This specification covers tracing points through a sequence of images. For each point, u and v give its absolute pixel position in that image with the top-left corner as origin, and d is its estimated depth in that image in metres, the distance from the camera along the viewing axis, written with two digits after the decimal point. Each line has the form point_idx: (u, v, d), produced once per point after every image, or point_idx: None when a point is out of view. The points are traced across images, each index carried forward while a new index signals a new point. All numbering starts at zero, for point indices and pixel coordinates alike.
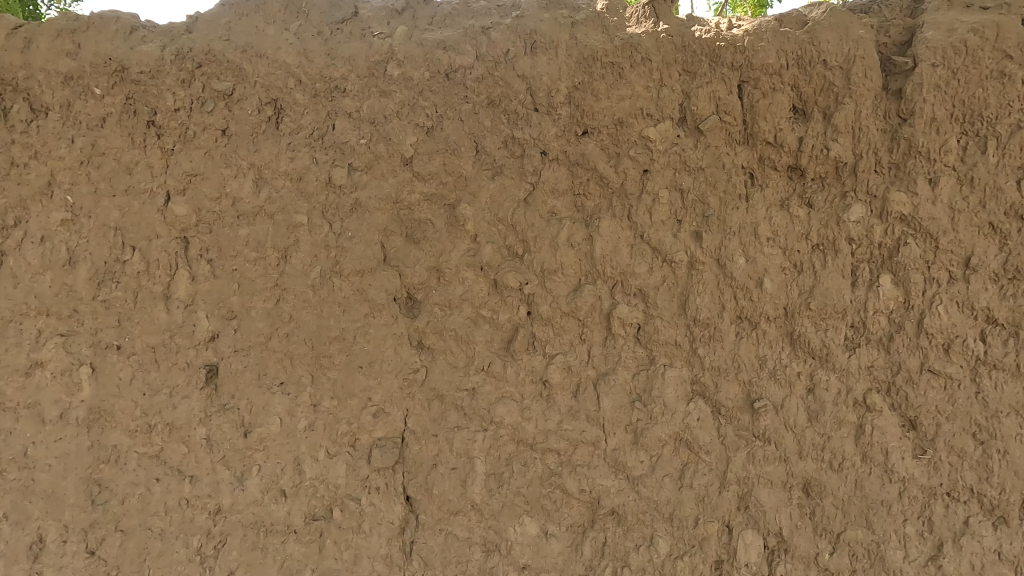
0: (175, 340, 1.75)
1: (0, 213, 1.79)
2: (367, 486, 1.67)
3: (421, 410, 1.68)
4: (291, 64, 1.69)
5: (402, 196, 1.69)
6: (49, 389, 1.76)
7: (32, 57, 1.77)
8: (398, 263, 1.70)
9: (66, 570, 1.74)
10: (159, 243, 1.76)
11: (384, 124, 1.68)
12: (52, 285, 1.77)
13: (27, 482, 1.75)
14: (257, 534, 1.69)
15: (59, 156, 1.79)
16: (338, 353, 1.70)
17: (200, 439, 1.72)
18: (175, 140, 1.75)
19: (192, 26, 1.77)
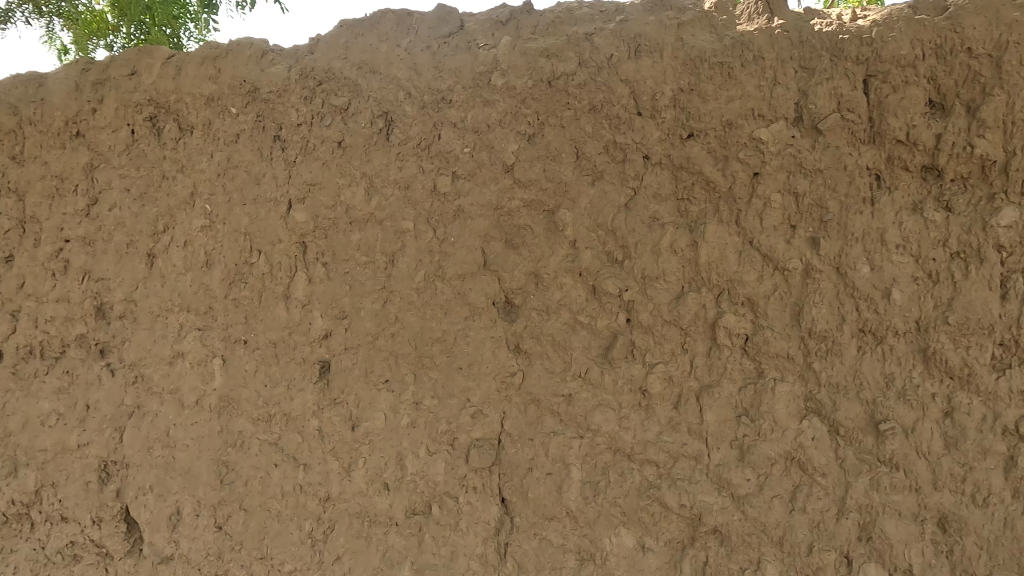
0: (293, 337, 1.89)
1: (154, 221, 2.07)
2: (464, 485, 1.72)
3: (518, 414, 1.70)
4: (403, 79, 1.80)
5: (503, 202, 1.72)
6: (188, 376, 1.99)
7: (181, 83, 2.03)
8: (498, 268, 1.73)
9: (199, 541, 1.94)
10: (282, 247, 1.91)
11: (487, 132, 1.72)
12: (192, 285, 2.00)
13: (168, 459, 2.00)
14: (362, 523, 1.78)
15: (201, 170, 2.00)
16: (440, 354, 1.76)
17: (313, 429, 1.85)
18: (297, 153, 1.90)
19: (313, 47, 1.93)
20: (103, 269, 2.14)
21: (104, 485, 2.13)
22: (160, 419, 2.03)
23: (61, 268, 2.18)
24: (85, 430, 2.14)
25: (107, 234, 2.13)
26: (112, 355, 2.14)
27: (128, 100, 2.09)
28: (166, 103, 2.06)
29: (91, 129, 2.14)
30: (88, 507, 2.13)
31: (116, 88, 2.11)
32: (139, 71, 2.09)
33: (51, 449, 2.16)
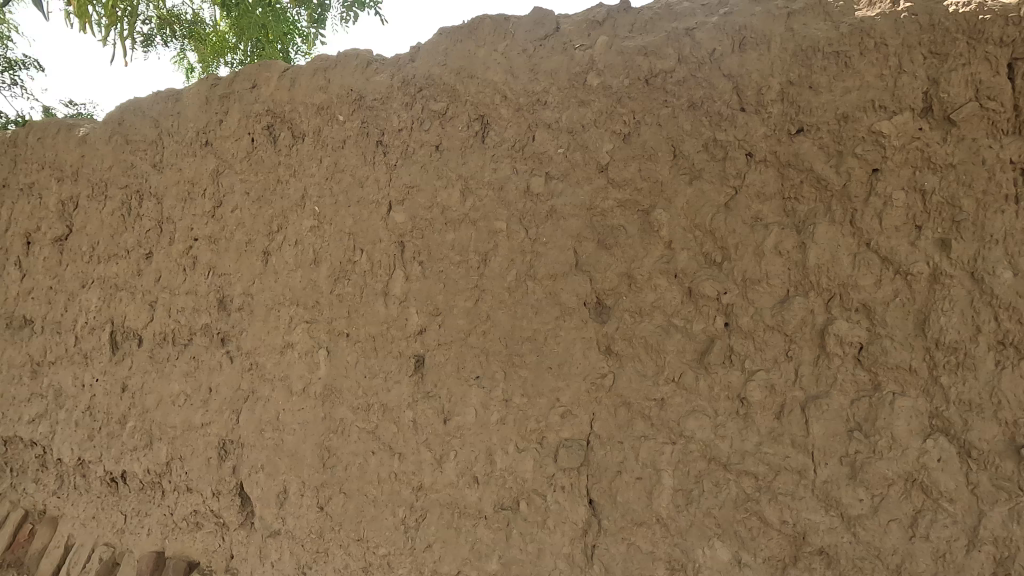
0: (391, 332, 1.98)
1: (270, 222, 2.25)
2: (552, 483, 1.73)
3: (607, 416, 1.68)
4: (499, 81, 1.83)
5: (596, 202, 1.71)
6: (297, 365, 2.15)
7: (296, 94, 2.19)
8: (590, 268, 1.72)
9: (303, 518, 2.10)
10: (382, 246, 2.01)
11: (582, 133, 1.73)
12: (301, 280, 2.16)
13: (278, 441, 2.18)
14: (452, 514, 1.84)
15: (311, 174, 2.16)
16: (530, 353, 1.78)
17: (408, 420, 1.93)
18: (398, 156, 1.99)
19: (414, 55, 2.02)
20: (226, 265, 2.36)
21: (222, 460, 2.35)
22: (270, 403, 2.22)
23: (190, 264, 2.46)
24: (207, 410, 2.38)
25: (229, 233, 2.35)
26: (231, 343, 2.36)
27: (249, 112, 2.30)
28: (281, 112, 2.23)
29: (217, 138, 2.38)
30: (208, 480, 2.37)
31: (239, 101, 2.32)
32: (259, 84, 2.29)
33: (181, 425, 2.44)
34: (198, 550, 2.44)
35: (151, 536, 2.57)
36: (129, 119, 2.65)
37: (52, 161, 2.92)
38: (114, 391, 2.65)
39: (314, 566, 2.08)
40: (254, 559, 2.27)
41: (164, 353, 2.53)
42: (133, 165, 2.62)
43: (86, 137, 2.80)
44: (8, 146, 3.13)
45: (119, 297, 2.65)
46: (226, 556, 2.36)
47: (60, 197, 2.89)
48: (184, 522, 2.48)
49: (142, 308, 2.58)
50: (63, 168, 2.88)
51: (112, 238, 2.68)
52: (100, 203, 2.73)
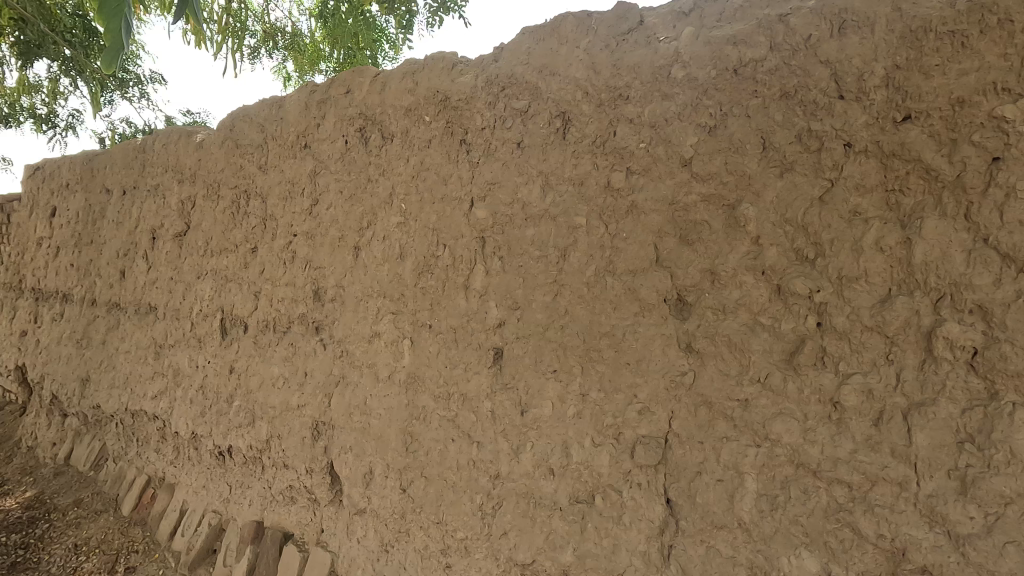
0: (471, 324, 2.05)
1: (361, 218, 2.39)
2: (629, 480, 1.72)
3: (687, 415, 1.65)
4: (580, 78, 1.84)
5: (679, 197, 1.68)
6: (384, 354, 2.27)
7: (387, 97, 2.31)
8: (671, 264, 1.69)
9: (388, 498, 2.24)
10: (464, 241, 2.08)
11: (666, 126, 1.70)
12: (389, 274, 2.28)
13: (365, 425, 2.32)
14: (528, 504, 1.88)
15: (398, 173, 2.27)
16: (607, 348, 1.78)
17: (486, 410, 1.99)
18: (480, 154, 2.05)
19: (497, 55, 2.07)
20: (321, 259, 2.53)
21: (315, 440, 2.53)
22: (359, 389, 2.36)
23: (289, 258, 2.66)
24: (303, 393, 2.57)
25: (324, 229, 2.53)
26: (324, 332, 2.53)
27: (343, 115, 2.45)
28: (372, 115, 2.36)
29: (314, 141, 2.56)
30: (303, 458, 2.56)
31: (334, 105, 2.48)
32: (352, 89, 2.43)
33: (280, 406, 2.65)
34: (292, 522, 2.64)
35: (252, 507, 2.82)
36: (239, 126, 2.91)
37: (175, 165, 3.26)
38: (223, 372, 2.93)
39: (397, 545, 2.21)
40: (342, 534, 2.43)
41: (266, 339, 2.76)
42: (241, 168, 2.88)
43: (202, 143, 3.10)
44: (139, 152, 3.53)
45: (229, 288, 2.93)
46: (316, 529, 2.54)
47: (181, 197, 3.22)
48: (281, 496, 2.69)
49: (248, 298, 2.83)
50: (183, 171, 3.21)
51: (223, 234, 2.96)
52: (214, 202, 3.02)
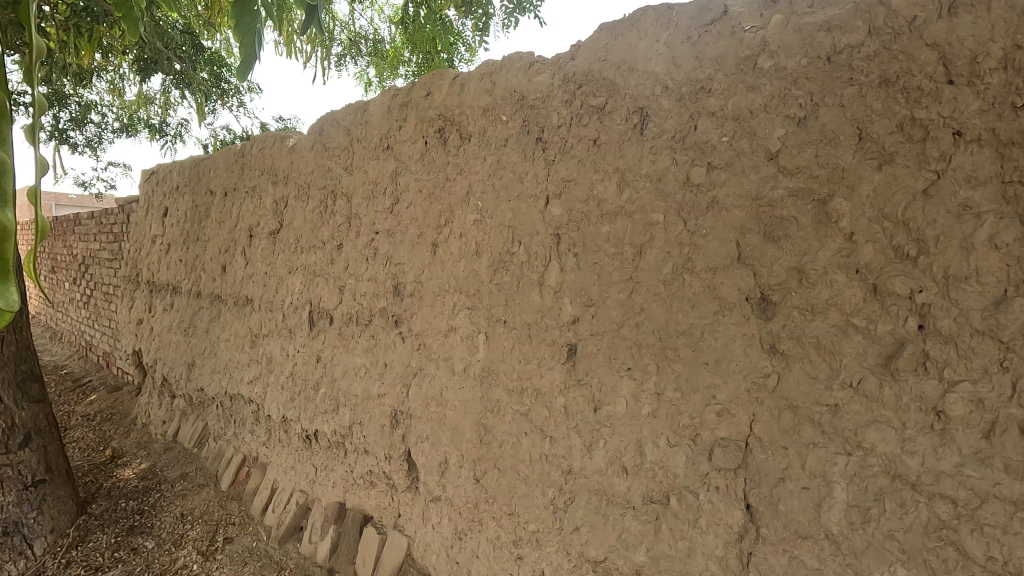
0: (545, 320, 2.07)
1: (439, 216, 2.48)
2: (706, 482, 1.68)
3: (770, 419, 1.58)
4: (660, 72, 1.81)
5: (763, 192, 1.62)
6: (459, 348, 2.34)
7: (465, 98, 2.38)
8: (754, 262, 1.63)
9: (463, 487, 2.31)
10: (539, 238, 2.11)
11: (751, 119, 1.64)
12: (465, 270, 2.35)
13: (441, 415, 2.41)
14: (600, 500, 1.89)
15: (475, 172, 2.33)
16: (684, 347, 1.74)
17: (560, 406, 2.01)
18: (556, 152, 2.07)
19: (575, 53, 2.08)
20: (401, 256, 2.64)
21: (394, 428, 2.65)
22: (435, 380, 2.45)
23: (372, 254, 2.80)
24: (383, 383, 2.69)
25: (404, 227, 2.64)
26: (403, 325, 2.64)
27: (424, 117, 2.54)
28: (451, 116, 2.44)
29: (396, 142, 2.68)
30: (382, 445, 2.69)
31: (415, 108, 2.58)
32: (432, 91, 2.52)
33: (361, 395, 2.80)
34: (372, 505, 2.79)
35: (335, 489, 2.99)
36: (327, 129, 3.09)
37: (270, 168, 3.52)
38: (311, 361, 3.13)
39: (470, 533, 2.29)
40: (418, 519, 2.53)
41: (349, 331, 2.92)
42: (329, 169, 3.06)
43: (294, 146, 3.31)
44: (239, 156, 3.82)
45: (317, 282, 3.12)
46: (394, 513, 2.67)
47: (275, 198, 3.47)
48: (361, 480, 2.84)
49: (333, 292, 3.00)
50: (277, 173, 3.45)
51: (312, 232, 3.16)
52: (304, 202, 3.23)
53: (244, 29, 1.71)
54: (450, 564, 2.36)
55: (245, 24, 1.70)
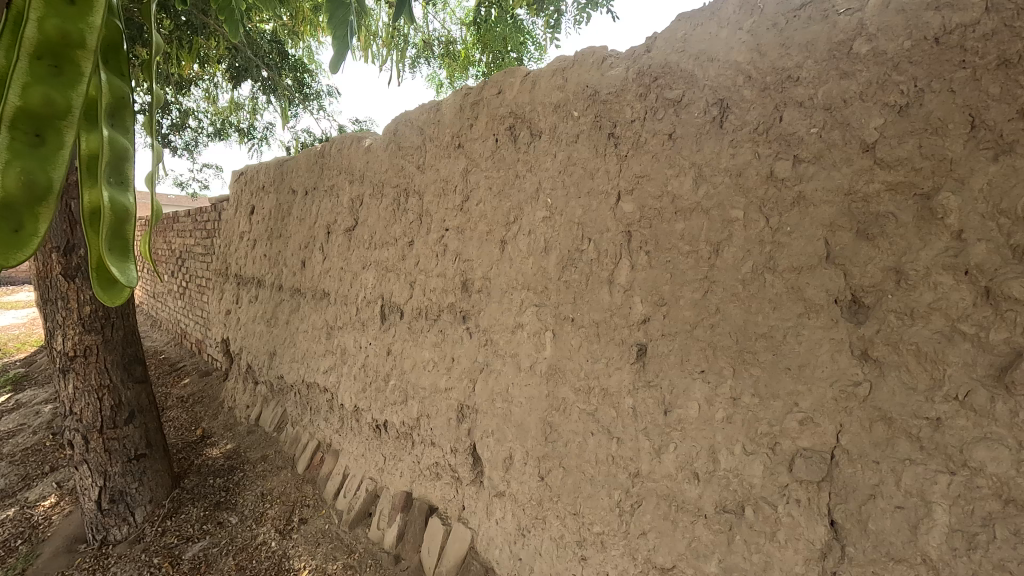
0: (614, 319, 2.03)
1: (508, 213, 2.49)
2: (785, 494, 1.59)
3: (859, 430, 1.47)
4: (743, 62, 1.73)
5: (857, 186, 1.51)
6: (526, 344, 2.35)
7: (536, 94, 2.38)
8: (845, 261, 1.53)
9: (526, 484, 2.32)
10: (609, 236, 2.07)
11: (843, 109, 1.53)
12: (533, 267, 2.34)
13: (507, 411, 2.42)
14: (669, 506, 1.83)
15: (545, 169, 2.32)
16: (764, 351, 1.65)
17: (628, 407, 1.97)
18: (629, 147, 2.02)
19: (651, 46, 2.02)
20: (469, 252, 2.68)
21: (460, 422, 2.69)
22: (502, 376, 2.46)
23: (441, 251, 2.86)
24: (450, 377, 2.74)
25: (473, 224, 2.68)
26: (471, 321, 2.68)
27: (495, 115, 2.56)
28: (522, 113, 2.44)
29: (467, 141, 2.71)
30: (448, 438, 2.74)
31: (486, 106, 2.61)
32: (504, 89, 2.53)
33: (429, 388, 2.86)
34: (437, 497, 2.85)
35: (403, 478, 3.08)
36: (401, 129, 3.19)
37: (347, 168, 3.67)
38: (382, 354, 3.24)
39: (533, 531, 2.29)
40: (482, 513, 2.56)
41: (419, 326, 2.99)
42: (402, 168, 3.15)
43: (369, 147, 3.44)
44: (319, 157, 4.01)
45: (389, 278, 3.22)
46: (458, 506, 2.71)
47: (351, 196, 3.62)
48: (427, 471, 2.91)
49: (404, 287, 3.09)
50: (354, 172, 3.59)
51: (385, 229, 3.27)
52: (378, 200, 3.34)
53: (337, 20, 1.80)
54: (513, 560, 2.37)
55: (338, 17, 1.79)
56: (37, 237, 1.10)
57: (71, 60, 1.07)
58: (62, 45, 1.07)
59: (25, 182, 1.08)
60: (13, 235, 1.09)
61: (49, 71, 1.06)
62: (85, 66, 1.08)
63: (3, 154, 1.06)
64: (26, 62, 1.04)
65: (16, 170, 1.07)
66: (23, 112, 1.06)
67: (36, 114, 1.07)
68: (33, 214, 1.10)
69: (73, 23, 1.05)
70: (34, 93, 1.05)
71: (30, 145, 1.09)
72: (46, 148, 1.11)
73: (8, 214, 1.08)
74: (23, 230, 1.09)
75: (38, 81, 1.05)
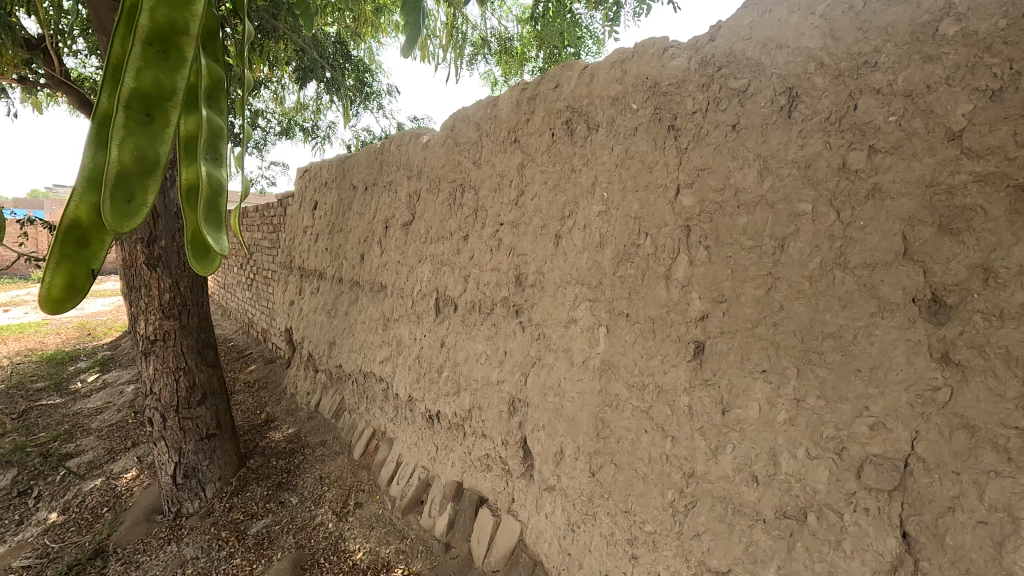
0: (671, 315, 1.99)
1: (564, 207, 2.48)
2: (852, 502, 1.51)
3: (937, 438, 1.39)
4: (815, 48, 1.65)
5: (939, 177, 1.42)
6: (579, 339, 2.34)
7: (595, 87, 2.36)
8: (925, 258, 1.43)
9: (576, 479, 2.32)
10: (668, 230, 2.02)
11: (926, 95, 1.44)
12: (588, 262, 2.32)
13: (559, 405, 2.42)
14: (725, 509, 1.78)
15: (602, 163, 2.30)
16: (832, 351, 1.57)
17: (683, 405, 1.92)
18: (690, 139, 1.95)
19: (715, 35, 1.96)
20: (524, 247, 2.69)
21: (511, 415, 2.71)
22: (554, 370, 2.46)
23: (496, 245, 2.88)
24: (503, 369, 2.77)
25: (528, 219, 2.68)
26: (524, 315, 2.69)
27: (552, 109, 2.56)
28: (579, 107, 2.42)
29: (523, 135, 2.72)
30: (499, 431, 2.77)
31: (543, 100, 2.60)
32: (562, 83, 2.53)
33: (482, 380, 2.90)
34: (488, 488, 2.88)
35: (454, 468, 3.13)
36: (458, 126, 3.23)
37: (406, 164, 3.75)
38: (436, 346, 3.30)
39: (583, 526, 2.28)
40: (531, 506, 2.57)
41: (472, 319, 3.04)
42: (459, 164, 3.19)
43: (427, 143, 3.51)
44: (379, 154, 4.13)
45: (444, 271, 3.28)
46: (508, 498, 2.73)
47: (409, 192, 3.70)
48: (478, 462, 2.95)
49: (459, 280, 3.14)
50: (412, 168, 3.67)
51: (442, 223, 3.33)
52: (435, 195, 3.41)
53: (410, 8, 1.88)
54: (562, 555, 2.37)
55: (411, 4, 1.87)
56: (146, 207, 1.21)
57: (176, 46, 1.15)
58: (169, 32, 1.14)
59: (136, 157, 1.17)
60: (126, 204, 1.19)
61: (158, 56, 1.14)
62: (187, 51, 1.15)
63: (119, 131, 1.15)
64: (139, 48, 1.12)
65: (129, 146, 1.16)
66: (136, 94, 1.14)
67: (147, 95, 1.16)
68: (143, 186, 1.18)
69: (180, 12, 1.13)
70: (145, 76, 1.13)
71: (142, 124, 1.17)
72: (155, 126, 1.19)
73: (123, 186, 1.17)
74: (134, 201, 1.20)
75: (149, 65, 1.13)
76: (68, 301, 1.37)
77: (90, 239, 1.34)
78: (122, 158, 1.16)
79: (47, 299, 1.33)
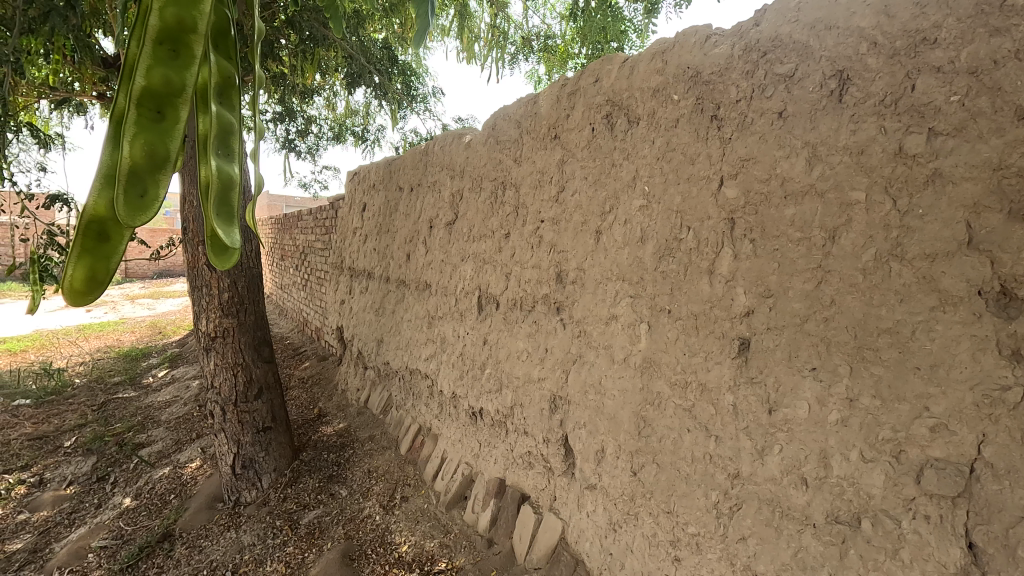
0: (715, 311, 1.92)
1: (604, 202, 2.45)
2: (911, 509, 1.42)
3: (1007, 442, 1.29)
4: (867, 27, 1.56)
5: (1009, 159, 1.31)
6: (620, 336, 2.30)
7: (634, 79, 2.31)
8: (992, 248, 1.34)
9: (617, 478, 2.29)
10: (710, 224, 1.95)
11: (993, 71, 1.34)
12: (629, 257, 2.28)
13: (600, 403, 2.40)
14: (773, 512, 1.71)
15: (643, 156, 2.25)
16: (888, 348, 1.48)
17: (728, 404, 1.85)
18: (734, 129, 1.88)
19: (760, 19, 1.88)
20: (565, 244, 2.67)
21: (553, 412, 2.70)
22: (595, 368, 2.44)
23: (537, 242, 2.87)
24: (544, 367, 2.76)
25: (569, 215, 2.66)
26: (565, 312, 2.67)
27: (592, 104, 2.53)
28: (619, 101, 2.39)
29: (564, 132, 2.70)
30: (541, 429, 2.77)
31: (584, 95, 2.58)
32: (601, 77, 2.50)
33: (524, 377, 2.90)
34: (530, 485, 2.88)
35: (497, 465, 3.15)
36: (499, 124, 3.25)
37: (449, 164, 3.80)
38: (479, 343, 3.33)
39: (624, 526, 2.24)
40: (573, 505, 2.55)
41: (514, 316, 3.04)
42: (500, 162, 3.20)
43: (469, 143, 3.55)
44: (423, 155, 4.20)
45: (486, 269, 3.30)
46: (550, 496, 2.72)
47: (452, 191, 3.75)
48: (520, 459, 2.95)
49: (500, 278, 3.15)
50: (455, 168, 3.72)
51: (484, 222, 3.35)
52: (478, 194, 3.44)
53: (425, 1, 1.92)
54: (604, 556, 2.34)
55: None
56: (158, 201, 1.18)
57: (186, 44, 1.15)
58: (178, 31, 1.15)
59: (147, 153, 1.15)
60: (139, 199, 1.16)
61: (168, 55, 1.14)
62: (197, 49, 1.15)
63: (131, 127, 1.14)
64: (149, 47, 1.12)
65: (140, 142, 1.15)
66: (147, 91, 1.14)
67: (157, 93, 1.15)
68: (154, 181, 1.15)
69: (187, 10, 1.13)
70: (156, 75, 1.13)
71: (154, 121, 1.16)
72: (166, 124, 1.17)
73: (135, 181, 1.14)
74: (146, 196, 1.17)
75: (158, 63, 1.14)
76: (91, 293, 1.34)
77: (109, 232, 1.29)
78: (133, 155, 1.15)
79: (70, 292, 1.30)
